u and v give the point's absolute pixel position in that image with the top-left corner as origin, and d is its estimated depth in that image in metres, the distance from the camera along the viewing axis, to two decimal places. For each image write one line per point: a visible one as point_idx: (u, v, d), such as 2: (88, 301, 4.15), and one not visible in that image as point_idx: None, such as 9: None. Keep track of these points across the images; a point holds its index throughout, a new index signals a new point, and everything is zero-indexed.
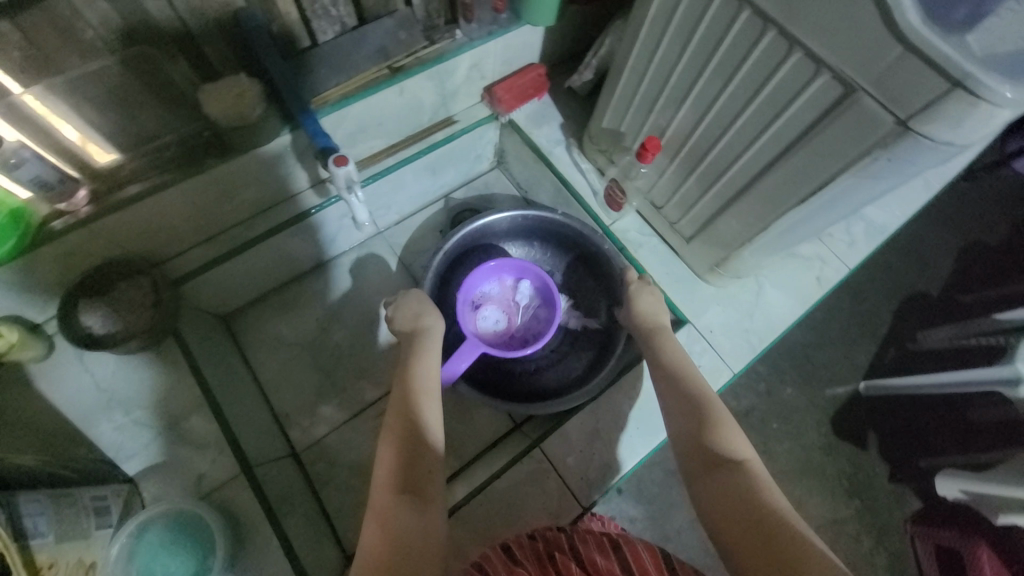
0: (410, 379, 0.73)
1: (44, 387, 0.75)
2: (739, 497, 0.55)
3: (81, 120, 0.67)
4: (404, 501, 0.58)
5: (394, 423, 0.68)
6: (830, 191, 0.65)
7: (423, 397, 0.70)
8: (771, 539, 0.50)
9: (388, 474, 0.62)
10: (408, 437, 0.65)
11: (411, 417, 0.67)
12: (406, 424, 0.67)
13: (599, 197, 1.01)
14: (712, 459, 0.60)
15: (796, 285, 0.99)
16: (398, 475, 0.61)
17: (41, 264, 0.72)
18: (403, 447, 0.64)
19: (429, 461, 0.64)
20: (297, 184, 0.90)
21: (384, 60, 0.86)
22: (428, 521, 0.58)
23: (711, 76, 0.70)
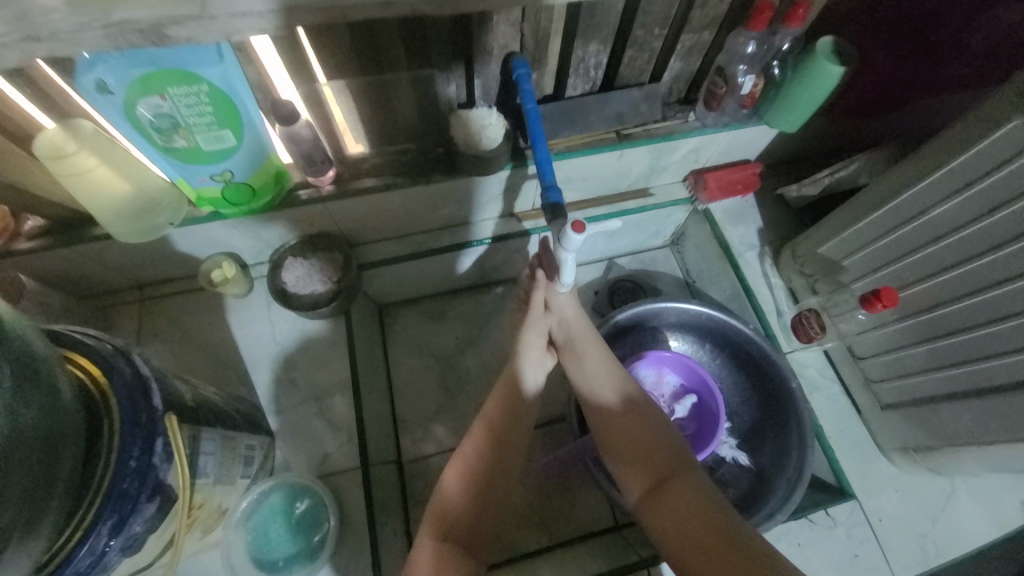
0: (499, 419, 0.71)
1: (235, 320, 0.86)
2: (692, 510, 0.62)
3: (354, 115, 0.75)
4: (450, 550, 0.62)
5: (464, 454, 0.69)
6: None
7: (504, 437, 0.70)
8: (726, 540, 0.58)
9: (446, 512, 0.65)
10: (474, 481, 0.67)
11: (481, 463, 0.68)
12: (474, 468, 0.68)
13: (782, 318, 0.92)
14: (661, 471, 0.67)
15: (995, 499, 0.79)
16: (455, 518, 0.65)
17: (275, 221, 0.80)
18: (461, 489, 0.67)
19: (485, 509, 0.67)
20: (489, 213, 0.93)
21: (616, 125, 0.86)
22: (468, 575, 0.61)
23: (1007, 257, 0.59)
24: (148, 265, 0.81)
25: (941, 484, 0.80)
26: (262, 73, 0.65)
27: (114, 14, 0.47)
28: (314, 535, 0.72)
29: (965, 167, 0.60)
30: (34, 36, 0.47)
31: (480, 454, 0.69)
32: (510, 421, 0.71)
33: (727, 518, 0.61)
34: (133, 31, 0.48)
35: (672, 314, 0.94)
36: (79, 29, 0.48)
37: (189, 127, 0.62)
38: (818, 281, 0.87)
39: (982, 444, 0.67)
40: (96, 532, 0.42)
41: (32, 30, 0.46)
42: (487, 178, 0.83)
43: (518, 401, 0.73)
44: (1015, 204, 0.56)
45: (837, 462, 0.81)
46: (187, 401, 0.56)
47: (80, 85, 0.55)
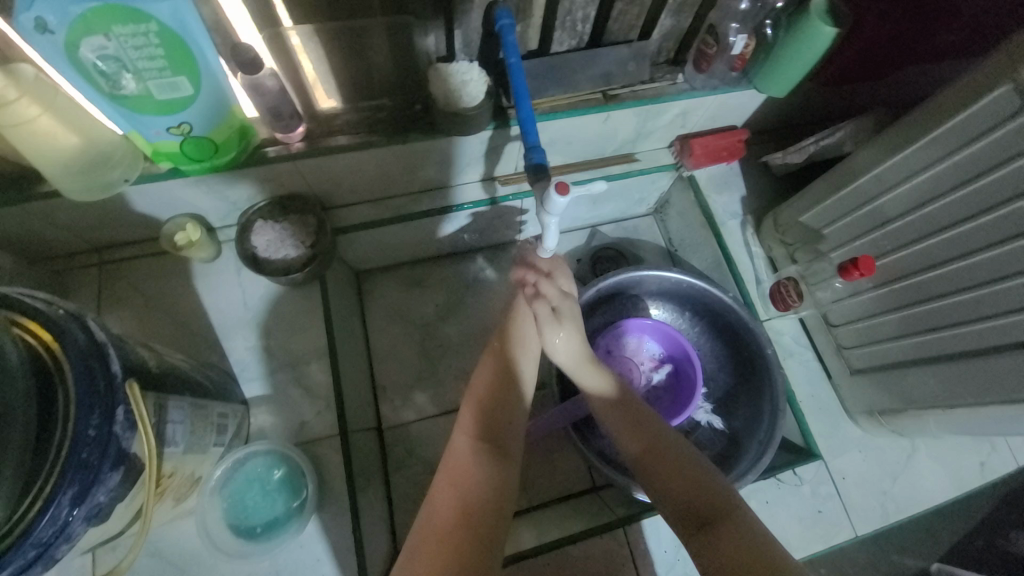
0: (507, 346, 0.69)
1: (203, 286, 0.82)
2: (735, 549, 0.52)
3: (324, 65, 0.70)
4: (483, 454, 0.60)
5: (482, 376, 0.67)
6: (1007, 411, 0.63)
7: (519, 357, 0.68)
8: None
9: (471, 422, 0.63)
10: (492, 397, 0.64)
11: (500, 386, 0.65)
12: (490, 387, 0.65)
13: (761, 287, 0.93)
14: (699, 508, 0.58)
15: (957, 462, 0.84)
16: (480, 425, 0.62)
17: (242, 181, 0.75)
18: (483, 405, 0.64)
19: (513, 415, 0.64)
20: (469, 176, 0.89)
21: (602, 85, 0.83)
22: (500, 479, 0.58)
23: (986, 226, 0.59)
24: (104, 226, 0.76)
25: (902, 446, 0.84)
26: (219, 15, 0.61)
27: None
28: (293, 501, 0.71)
29: (952, 134, 0.60)
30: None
31: (496, 375, 0.66)
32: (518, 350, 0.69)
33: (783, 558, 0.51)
34: None
35: (653, 282, 0.93)
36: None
37: (140, 73, 0.56)
38: (797, 250, 0.87)
39: (944, 407, 0.70)
40: (56, 503, 0.40)
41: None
42: (467, 139, 0.79)
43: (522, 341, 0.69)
44: (997, 173, 0.56)
45: (807, 426, 0.84)
46: (152, 368, 0.53)
47: (16, 23, 0.49)
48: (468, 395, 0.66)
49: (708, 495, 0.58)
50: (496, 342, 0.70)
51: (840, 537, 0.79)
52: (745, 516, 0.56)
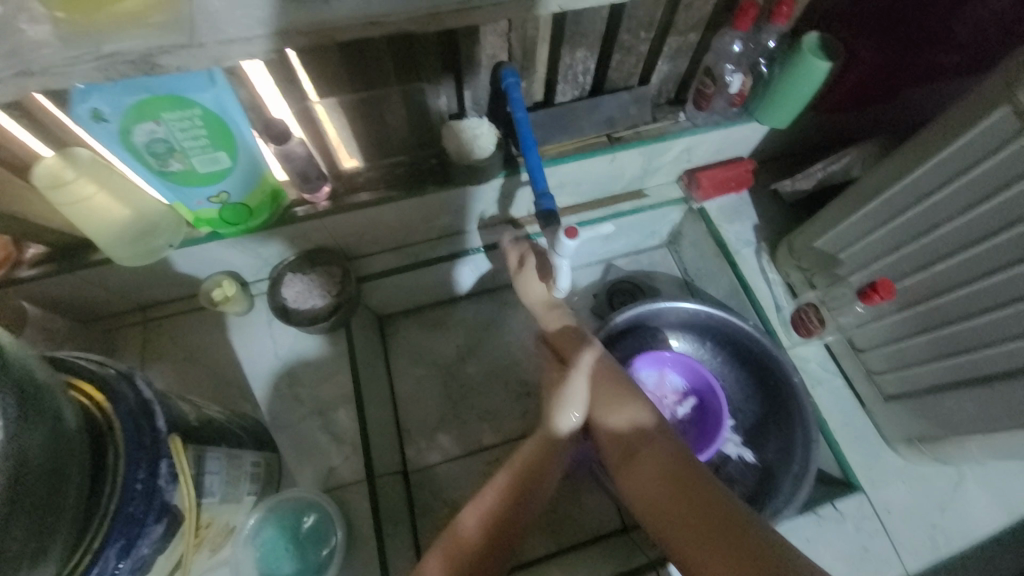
0: (542, 451, 0.72)
1: (236, 338, 0.87)
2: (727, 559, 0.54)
3: (347, 130, 0.76)
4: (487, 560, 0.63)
5: (498, 480, 0.70)
6: None
7: (537, 464, 0.72)
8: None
9: (479, 524, 0.65)
10: (494, 504, 0.67)
11: (513, 494, 0.68)
12: (504, 492, 0.68)
13: (781, 314, 0.92)
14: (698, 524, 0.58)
15: (1013, 491, 0.79)
16: (489, 530, 0.65)
17: (273, 238, 0.81)
18: (492, 509, 0.67)
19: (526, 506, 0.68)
20: (484, 221, 0.94)
21: (606, 129, 0.87)
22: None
23: (1003, 244, 0.59)
24: (149, 287, 0.82)
25: (949, 474, 0.80)
26: (255, 96, 0.67)
27: (105, 47, 0.48)
28: (323, 548, 0.72)
29: (957, 156, 0.60)
30: (27, 71, 0.47)
31: (512, 475, 0.70)
32: (540, 455, 0.72)
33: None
34: (126, 63, 0.49)
35: (670, 314, 0.94)
36: (73, 64, 0.48)
37: (184, 151, 0.63)
38: (815, 276, 0.87)
39: (984, 432, 0.67)
40: (107, 554, 0.42)
41: (26, 66, 0.48)
42: (480, 187, 0.83)
43: (550, 447, 0.73)
44: (1008, 192, 0.56)
45: (843, 456, 0.81)
46: (192, 422, 0.57)
47: (76, 114, 0.56)
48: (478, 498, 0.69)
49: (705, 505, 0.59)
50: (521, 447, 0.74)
51: None
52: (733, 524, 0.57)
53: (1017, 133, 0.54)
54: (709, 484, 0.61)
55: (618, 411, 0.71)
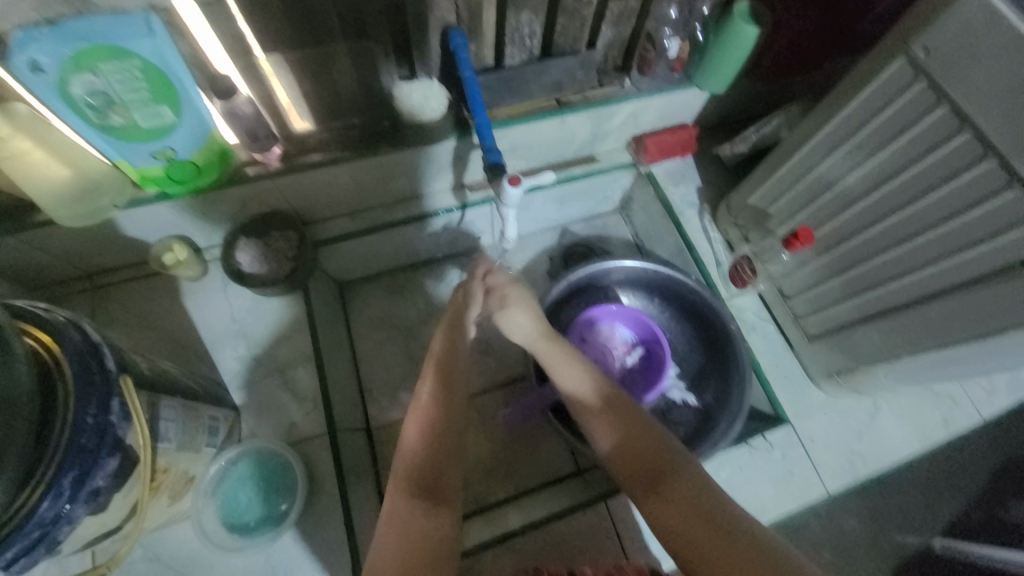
0: (449, 378, 0.67)
1: (191, 303, 0.86)
2: (687, 511, 0.55)
3: (296, 89, 0.76)
4: (413, 512, 0.58)
5: (417, 414, 0.65)
6: (943, 355, 0.68)
7: (450, 396, 0.66)
8: (736, 550, 0.50)
9: (401, 472, 0.61)
10: (421, 452, 0.62)
11: (434, 430, 0.63)
12: (426, 430, 0.63)
13: (721, 269, 0.99)
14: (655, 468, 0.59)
15: (919, 418, 0.88)
16: (415, 477, 0.60)
17: (224, 200, 0.81)
18: (414, 454, 0.62)
19: (449, 451, 0.63)
20: (440, 184, 0.96)
21: (555, 93, 0.92)
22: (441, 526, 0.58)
23: (899, 187, 0.66)
24: (95, 251, 0.81)
25: (865, 405, 0.88)
26: (197, 50, 0.66)
27: None
28: (282, 502, 0.74)
29: (862, 108, 0.67)
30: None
31: (432, 412, 0.64)
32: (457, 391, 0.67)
33: (734, 520, 0.53)
34: None
35: (619, 271, 0.99)
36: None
37: (125, 103, 0.62)
38: (750, 231, 0.93)
39: (890, 359, 0.75)
40: (59, 484, 0.43)
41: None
42: (432, 148, 0.85)
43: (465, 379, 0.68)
44: (902, 138, 0.63)
45: (773, 393, 0.89)
46: (144, 370, 0.58)
47: (13, 65, 0.55)
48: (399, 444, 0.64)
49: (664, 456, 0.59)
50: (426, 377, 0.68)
51: (812, 496, 0.83)
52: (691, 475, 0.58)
53: (908, 83, 0.60)
54: (673, 447, 0.60)
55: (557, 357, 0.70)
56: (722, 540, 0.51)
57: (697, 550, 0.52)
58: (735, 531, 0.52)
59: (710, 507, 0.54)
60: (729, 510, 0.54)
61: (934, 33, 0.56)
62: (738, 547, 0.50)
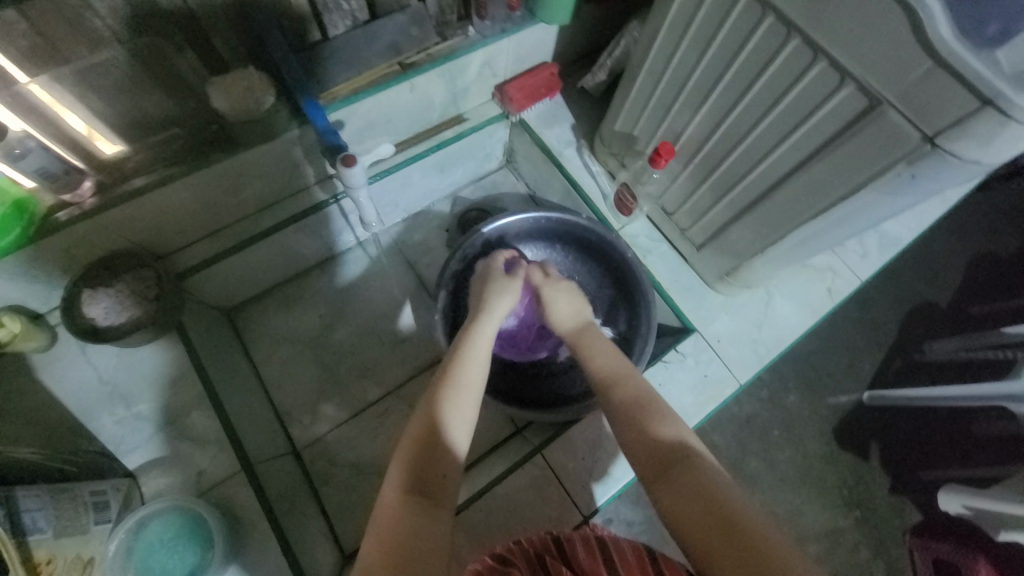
0: (462, 369, 0.65)
1: (47, 377, 0.76)
2: (702, 500, 0.51)
3: (86, 110, 0.66)
4: (414, 508, 0.53)
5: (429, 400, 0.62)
6: (803, 233, 0.72)
7: (461, 394, 0.63)
8: (750, 550, 0.46)
9: (400, 468, 0.57)
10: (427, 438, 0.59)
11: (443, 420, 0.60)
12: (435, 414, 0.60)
13: (608, 201, 1.00)
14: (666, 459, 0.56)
15: (808, 294, 0.96)
16: (413, 473, 0.56)
17: (43, 256, 0.70)
18: (413, 448, 0.58)
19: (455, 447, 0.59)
20: (302, 180, 0.89)
21: (395, 56, 0.84)
22: (435, 534, 0.52)
23: (730, 83, 0.67)
24: None
25: (760, 296, 0.94)
26: None
27: None
28: (209, 550, 0.68)
29: (683, 9, 0.67)
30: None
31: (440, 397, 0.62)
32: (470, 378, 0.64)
33: (749, 516, 0.49)
34: None
35: (512, 228, 0.98)
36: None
37: None
38: (624, 157, 0.94)
39: (762, 252, 0.79)
40: None
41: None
42: (274, 145, 0.78)
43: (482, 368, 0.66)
44: (719, 35, 0.65)
45: (677, 307, 0.93)
46: None
47: None
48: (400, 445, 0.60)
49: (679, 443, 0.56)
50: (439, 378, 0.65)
51: (727, 391, 0.89)
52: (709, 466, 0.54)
53: None
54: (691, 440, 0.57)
55: (587, 352, 0.71)
56: (735, 536, 0.48)
57: (706, 546, 0.48)
58: (751, 528, 0.48)
59: (723, 499, 0.51)
60: (742, 505, 0.50)
61: None
62: (754, 543, 0.47)
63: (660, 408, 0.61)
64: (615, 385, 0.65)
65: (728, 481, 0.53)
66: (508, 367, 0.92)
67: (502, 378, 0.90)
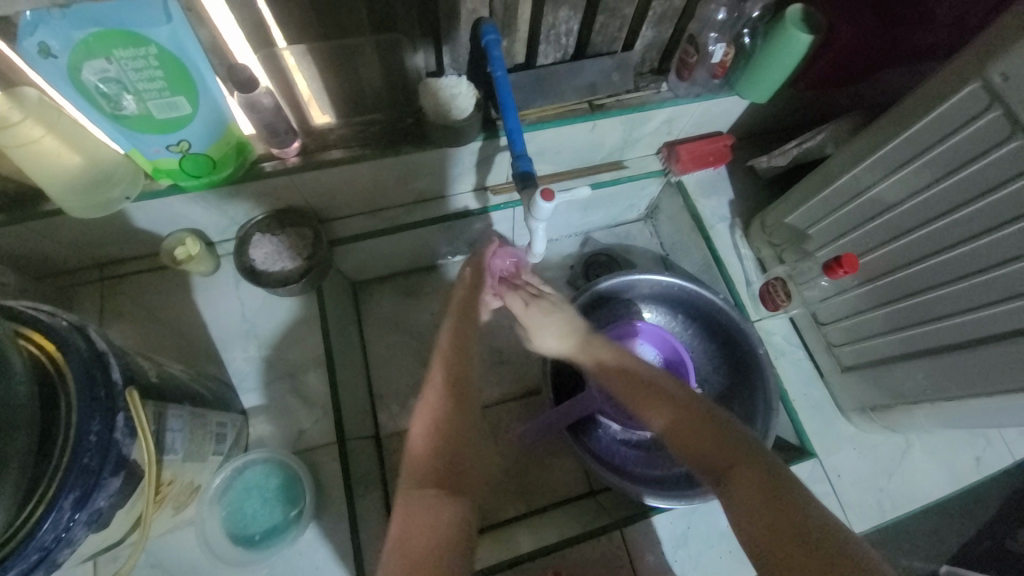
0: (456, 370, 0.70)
1: (202, 299, 0.84)
2: (755, 494, 0.54)
3: (317, 83, 0.72)
4: (435, 496, 0.59)
5: (428, 398, 0.68)
6: (993, 402, 0.64)
7: (460, 394, 0.68)
8: (807, 534, 0.50)
9: (419, 466, 0.62)
10: (439, 438, 0.64)
11: (445, 422, 0.65)
12: (438, 413, 0.66)
13: (751, 289, 0.95)
14: (717, 455, 0.60)
15: (953, 457, 0.85)
16: (428, 464, 0.62)
17: (238, 196, 0.77)
18: (422, 444, 0.64)
19: (460, 443, 0.65)
20: (461, 186, 0.91)
21: (588, 95, 0.85)
22: (459, 513, 0.58)
23: (959, 221, 0.61)
24: (109, 243, 0.79)
25: (896, 442, 0.85)
26: (217, 37, 0.63)
27: None
28: (292, 508, 0.72)
29: (922, 134, 0.62)
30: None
31: (442, 398, 0.67)
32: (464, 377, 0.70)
33: (803, 505, 0.52)
34: None
35: (644, 285, 0.94)
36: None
37: (139, 93, 0.59)
38: (785, 251, 0.89)
39: (932, 400, 0.72)
40: (58, 507, 0.41)
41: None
42: (457, 151, 0.81)
43: (467, 361, 0.71)
44: (966, 170, 0.59)
45: (800, 424, 0.85)
46: (152, 378, 0.54)
47: (22, 49, 0.52)
48: (413, 433, 0.66)
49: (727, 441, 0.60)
50: (435, 373, 0.70)
51: None
52: (758, 458, 0.58)
53: (980, 111, 0.55)
54: (739, 437, 0.61)
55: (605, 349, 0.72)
56: (776, 514, 0.52)
57: (771, 540, 0.51)
58: (793, 503, 0.53)
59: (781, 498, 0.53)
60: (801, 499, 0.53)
61: (1015, 58, 0.51)
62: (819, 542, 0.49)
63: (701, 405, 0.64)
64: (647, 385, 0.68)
65: (782, 474, 0.56)
66: (601, 425, 0.87)
67: (598, 438, 0.86)
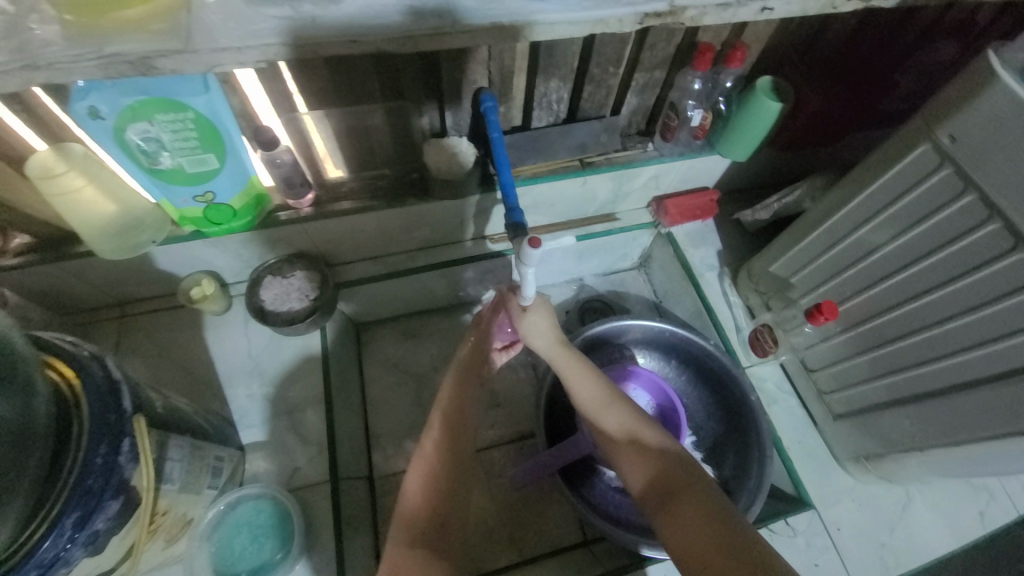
0: (450, 428, 0.72)
1: (212, 337, 0.89)
2: (702, 526, 0.57)
3: (332, 142, 0.80)
4: (421, 558, 0.61)
5: (423, 459, 0.70)
6: (982, 448, 0.64)
7: (458, 449, 0.71)
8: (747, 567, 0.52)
9: (409, 522, 0.65)
10: (430, 498, 0.67)
11: (438, 479, 0.68)
12: (432, 474, 0.68)
13: (741, 335, 0.97)
14: (670, 486, 0.62)
15: (956, 510, 0.82)
16: (418, 525, 0.65)
17: (254, 241, 0.84)
18: (415, 500, 0.67)
19: (448, 510, 0.67)
20: (461, 235, 0.98)
21: (579, 154, 0.94)
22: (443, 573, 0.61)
23: (926, 270, 0.65)
24: (131, 283, 0.85)
25: (895, 493, 0.83)
26: (247, 104, 0.71)
27: (107, 48, 0.46)
28: (280, 549, 0.72)
29: (884, 190, 0.67)
30: (32, 65, 0.45)
31: (437, 457, 0.70)
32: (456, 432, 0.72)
33: (749, 540, 0.55)
34: (125, 64, 0.46)
35: (635, 331, 0.97)
36: (75, 62, 0.46)
37: (174, 150, 0.66)
38: (771, 298, 0.92)
39: (922, 448, 0.72)
40: (59, 526, 0.43)
41: (31, 61, 0.45)
42: (455, 202, 0.87)
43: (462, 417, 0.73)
44: (926, 222, 0.63)
45: (796, 474, 0.84)
46: (159, 407, 0.58)
47: (74, 111, 0.59)
48: (406, 491, 0.68)
49: (681, 474, 0.62)
50: (431, 435, 0.72)
51: None
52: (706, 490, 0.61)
53: (934, 168, 0.60)
54: (694, 474, 0.63)
55: (570, 378, 0.73)
56: (730, 550, 0.54)
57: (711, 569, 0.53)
58: (745, 540, 0.55)
59: (724, 530, 0.56)
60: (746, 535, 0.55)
61: (958, 122, 0.56)
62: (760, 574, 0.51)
63: (656, 437, 0.67)
64: (603, 413, 0.70)
65: (728, 509, 0.58)
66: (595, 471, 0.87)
67: (594, 485, 0.86)
